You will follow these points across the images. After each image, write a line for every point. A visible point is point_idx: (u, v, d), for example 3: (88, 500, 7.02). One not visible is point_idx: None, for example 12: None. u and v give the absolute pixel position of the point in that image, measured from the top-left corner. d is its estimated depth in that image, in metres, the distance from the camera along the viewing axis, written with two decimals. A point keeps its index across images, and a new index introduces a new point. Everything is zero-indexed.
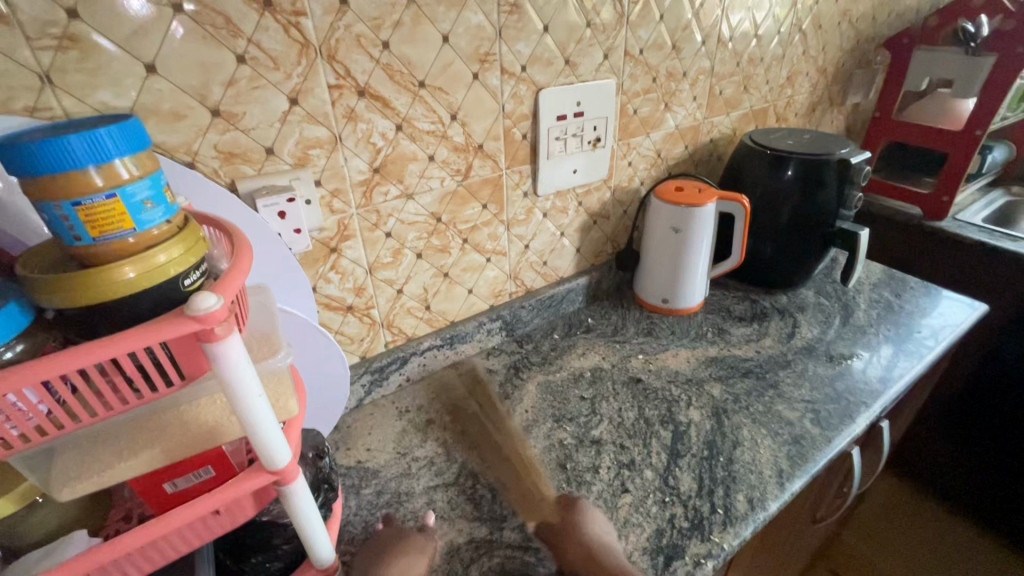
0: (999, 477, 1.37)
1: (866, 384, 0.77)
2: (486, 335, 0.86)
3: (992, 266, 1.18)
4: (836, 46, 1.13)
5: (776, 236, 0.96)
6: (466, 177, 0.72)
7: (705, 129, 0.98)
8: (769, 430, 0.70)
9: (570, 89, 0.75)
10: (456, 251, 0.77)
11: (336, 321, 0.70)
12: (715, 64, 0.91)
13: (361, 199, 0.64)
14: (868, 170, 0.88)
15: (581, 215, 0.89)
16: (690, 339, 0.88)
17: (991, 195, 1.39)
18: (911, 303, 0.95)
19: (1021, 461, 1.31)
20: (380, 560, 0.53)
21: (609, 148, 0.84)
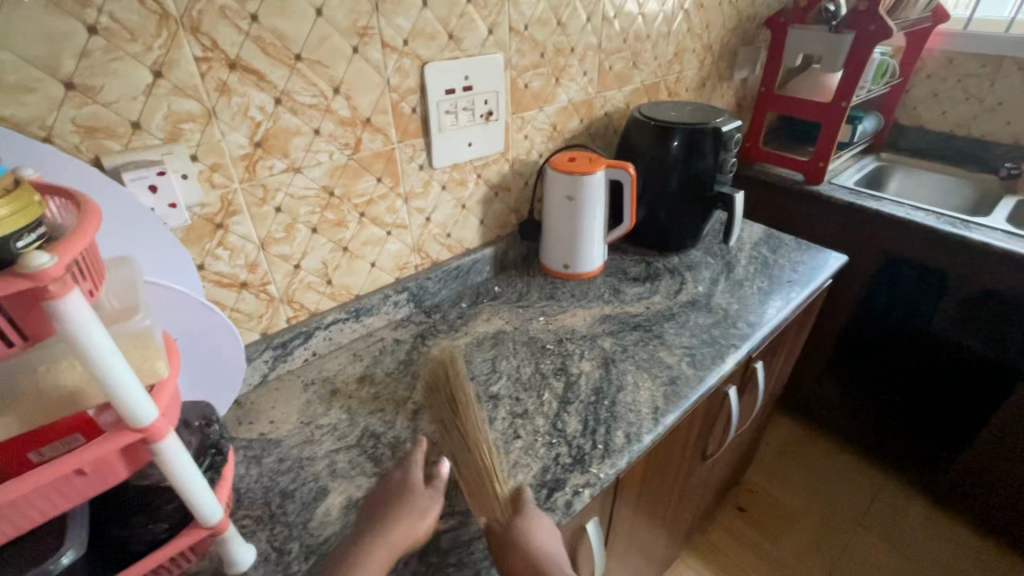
0: (875, 411, 1.55)
1: (738, 329, 0.87)
2: (393, 306, 0.88)
3: (859, 224, 1.35)
4: (720, 25, 1.22)
5: (666, 202, 1.04)
6: (356, 151, 0.73)
7: (599, 104, 1.04)
8: (650, 374, 0.77)
9: (456, 63, 0.77)
10: (354, 225, 0.78)
11: (230, 298, 0.70)
12: (602, 40, 0.97)
13: (244, 173, 0.64)
14: (739, 137, 0.97)
15: (482, 187, 0.93)
16: (588, 299, 0.95)
17: (864, 161, 1.56)
18: (784, 257, 1.06)
19: (894, 395, 1.50)
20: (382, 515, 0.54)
21: (502, 122, 0.88)
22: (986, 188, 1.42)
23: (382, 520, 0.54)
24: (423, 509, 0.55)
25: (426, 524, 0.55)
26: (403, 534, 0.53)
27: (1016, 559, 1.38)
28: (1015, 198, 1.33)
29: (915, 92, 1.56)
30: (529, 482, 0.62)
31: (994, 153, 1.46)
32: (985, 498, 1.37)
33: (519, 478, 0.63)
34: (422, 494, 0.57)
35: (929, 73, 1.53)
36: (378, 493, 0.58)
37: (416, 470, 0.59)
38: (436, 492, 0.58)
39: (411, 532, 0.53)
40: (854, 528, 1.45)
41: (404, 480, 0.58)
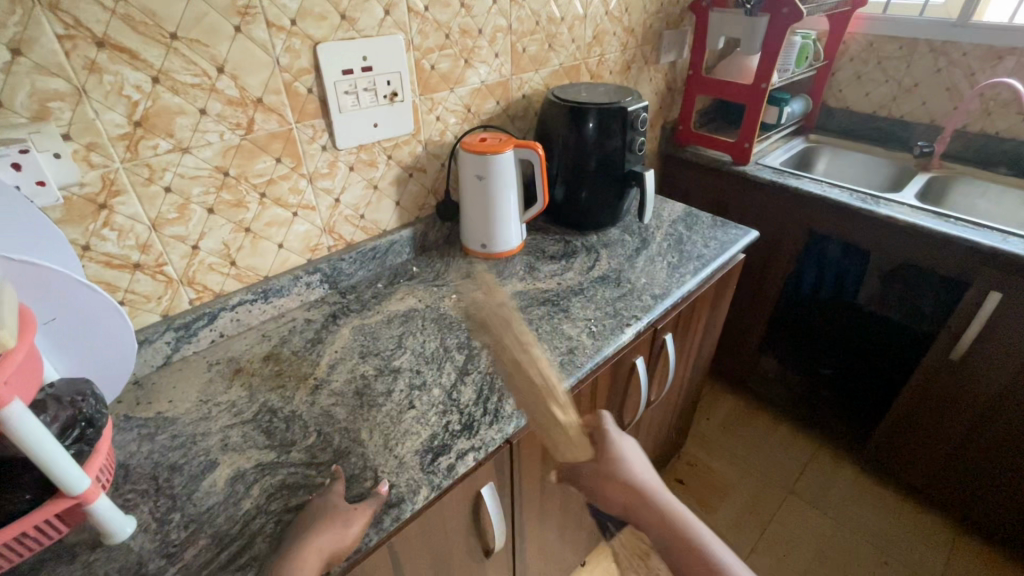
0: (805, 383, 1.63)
1: (643, 301, 0.90)
2: (306, 288, 0.89)
3: (783, 202, 1.39)
4: (640, 8, 1.24)
5: (583, 182, 1.06)
6: (249, 132, 0.74)
7: (515, 86, 1.06)
8: (550, 344, 0.80)
9: (352, 44, 0.78)
10: (255, 206, 0.79)
11: (123, 280, 0.70)
12: (511, 23, 0.98)
13: (125, 153, 0.65)
14: (646, 117, 0.99)
15: (394, 169, 0.94)
16: (504, 277, 0.97)
17: (792, 142, 1.61)
18: (698, 233, 1.10)
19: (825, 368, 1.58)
20: (304, 531, 0.53)
21: (409, 103, 0.89)
22: (903, 166, 1.48)
23: (303, 535, 0.52)
24: (350, 519, 0.54)
25: (350, 535, 0.54)
26: (331, 540, 0.52)
27: (935, 515, 1.45)
28: (927, 175, 1.39)
29: (840, 75, 1.62)
30: (416, 449, 0.64)
31: (912, 132, 1.52)
32: (904, 460, 1.43)
33: (406, 445, 0.65)
34: (344, 506, 0.55)
35: (852, 56, 1.58)
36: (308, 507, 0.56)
37: (341, 489, 0.57)
38: (361, 506, 0.56)
39: (339, 543, 0.52)
40: (787, 496, 1.51)
41: (330, 498, 0.56)
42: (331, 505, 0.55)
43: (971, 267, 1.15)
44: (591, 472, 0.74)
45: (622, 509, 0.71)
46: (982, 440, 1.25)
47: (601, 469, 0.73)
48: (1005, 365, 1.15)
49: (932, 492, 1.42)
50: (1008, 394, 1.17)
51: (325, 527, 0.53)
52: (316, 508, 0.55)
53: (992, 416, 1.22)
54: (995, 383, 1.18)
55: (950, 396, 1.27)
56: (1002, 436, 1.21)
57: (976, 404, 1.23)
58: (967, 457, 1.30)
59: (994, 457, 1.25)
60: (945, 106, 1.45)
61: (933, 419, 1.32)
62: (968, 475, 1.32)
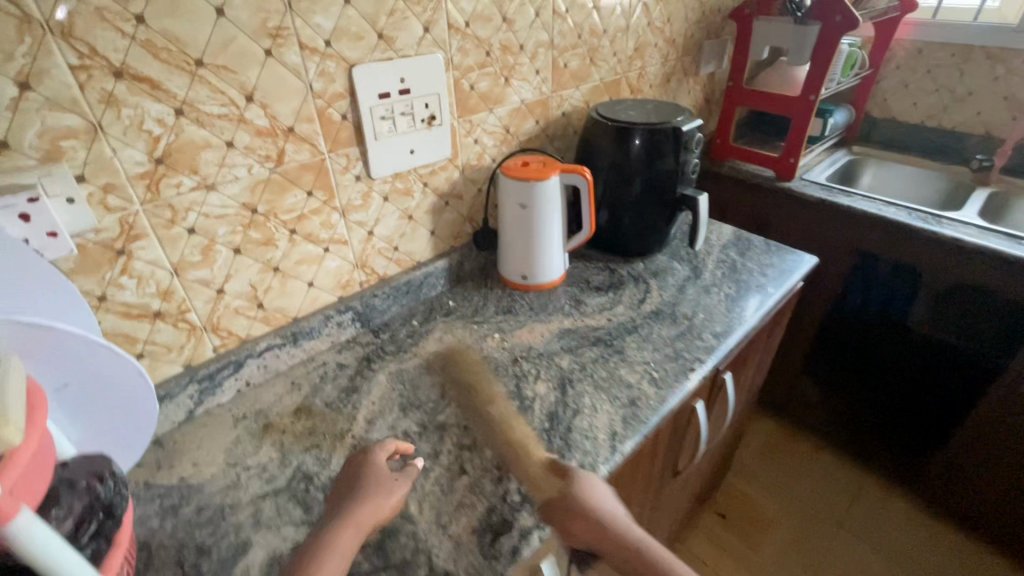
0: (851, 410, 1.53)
1: (703, 342, 0.82)
2: (336, 328, 0.82)
3: (832, 221, 1.31)
4: (682, 18, 1.17)
5: (628, 207, 0.99)
6: (279, 164, 0.67)
7: (555, 103, 0.99)
8: (609, 395, 0.72)
9: (389, 65, 0.71)
10: (284, 243, 0.72)
11: (143, 331, 0.64)
12: (554, 37, 0.91)
13: (145, 194, 0.58)
14: (701, 137, 0.92)
15: (429, 197, 0.87)
16: (547, 312, 0.89)
17: (836, 155, 1.53)
18: (752, 260, 1.02)
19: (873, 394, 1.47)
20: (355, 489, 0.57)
21: (447, 126, 0.82)
22: (958, 180, 1.39)
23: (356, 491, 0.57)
24: (389, 492, 0.57)
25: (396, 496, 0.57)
26: (370, 514, 0.55)
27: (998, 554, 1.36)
28: (987, 191, 1.31)
29: (885, 84, 1.53)
30: (472, 527, 0.57)
31: (965, 144, 1.43)
32: (964, 494, 1.34)
33: (461, 522, 0.57)
34: (391, 480, 0.58)
35: (898, 63, 1.50)
36: (360, 460, 0.60)
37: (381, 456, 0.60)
38: (403, 476, 0.60)
39: (387, 503, 0.56)
40: (836, 530, 1.42)
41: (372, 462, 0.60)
42: (376, 472, 0.59)
43: None
44: (554, 520, 0.57)
45: (588, 544, 0.58)
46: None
47: (573, 515, 0.57)
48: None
49: (995, 530, 1.32)
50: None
51: (368, 500, 0.56)
52: (363, 467, 0.59)
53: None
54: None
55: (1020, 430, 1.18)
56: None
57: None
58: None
59: None
60: (1002, 116, 1.36)
61: (1000, 453, 1.23)
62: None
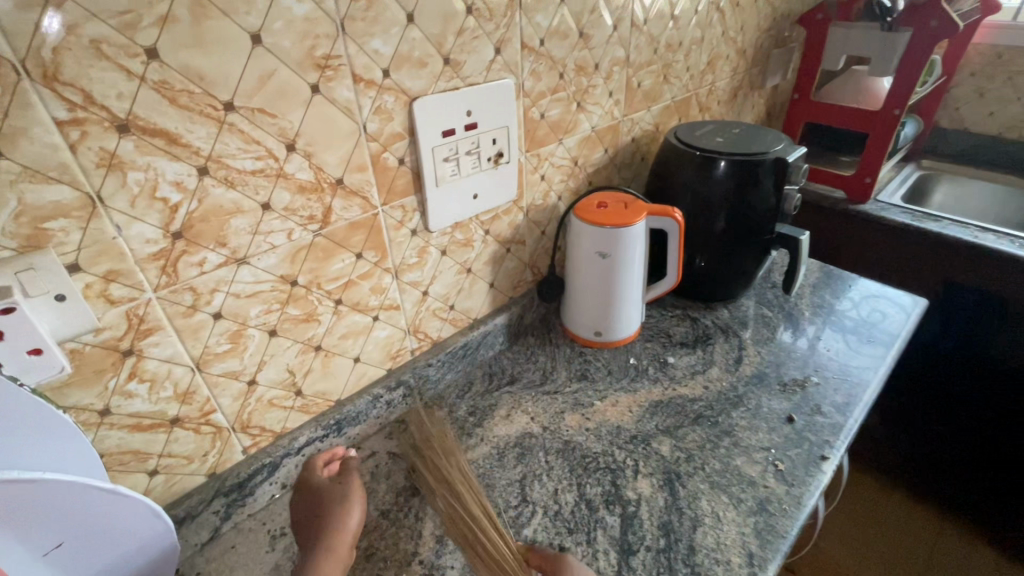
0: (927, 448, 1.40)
1: (825, 416, 0.69)
2: (386, 408, 0.68)
3: (917, 248, 1.17)
4: (754, 25, 1.03)
5: (712, 247, 0.85)
6: (325, 225, 0.53)
7: (625, 128, 0.85)
8: (731, 497, 0.59)
9: (455, 96, 0.58)
10: (328, 317, 0.58)
11: (158, 443, 0.50)
12: (630, 53, 0.77)
13: (159, 277, 0.44)
14: (805, 167, 0.78)
15: (490, 245, 0.73)
16: (630, 378, 0.76)
17: (905, 171, 1.40)
18: (853, 305, 0.88)
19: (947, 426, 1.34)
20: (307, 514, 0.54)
21: (515, 164, 0.69)
22: None
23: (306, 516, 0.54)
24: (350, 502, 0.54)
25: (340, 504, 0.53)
26: (325, 533, 0.51)
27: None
28: None
29: (957, 91, 1.40)
30: None
31: None
32: None
33: None
34: (337, 487, 0.55)
35: (973, 70, 1.37)
36: (299, 492, 0.57)
37: (320, 472, 0.58)
38: (349, 477, 0.57)
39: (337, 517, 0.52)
40: None
41: (313, 481, 0.57)
42: (318, 487, 0.56)
43: None
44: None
45: None
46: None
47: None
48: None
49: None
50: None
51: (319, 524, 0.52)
52: (306, 493, 0.56)
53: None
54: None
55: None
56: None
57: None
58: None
59: None
60: None
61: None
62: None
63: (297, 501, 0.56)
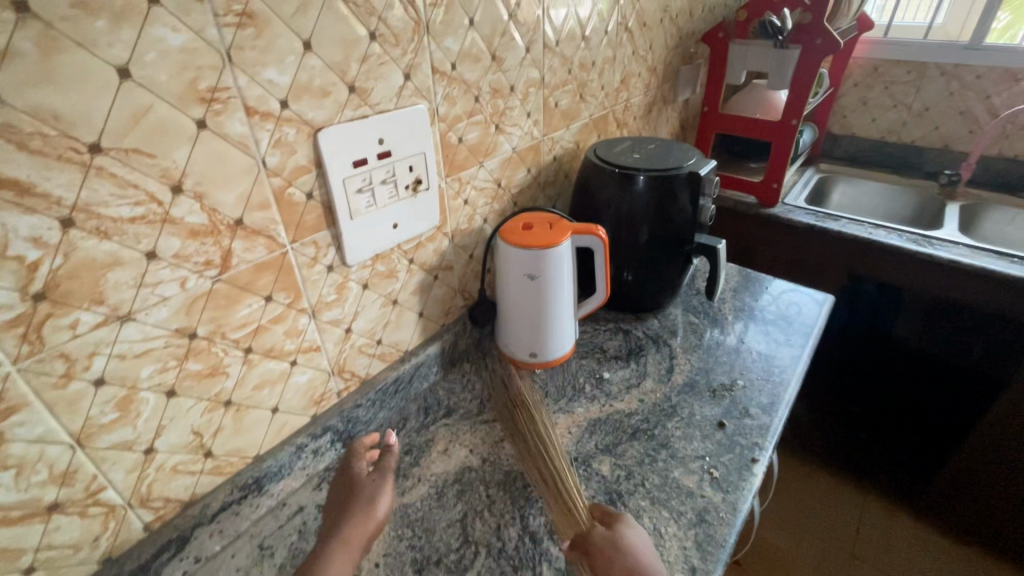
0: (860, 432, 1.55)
1: (753, 419, 0.71)
2: (313, 457, 0.64)
3: (822, 246, 1.27)
4: (661, 44, 1.08)
5: (638, 260, 0.87)
6: (226, 270, 0.49)
7: (546, 148, 0.86)
8: (671, 511, 0.59)
9: (364, 124, 0.55)
10: (236, 368, 0.53)
11: (32, 536, 0.43)
12: (544, 74, 0.78)
13: (19, 347, 0.38)
14: (717, 179, 0.82)
15: (416, 274, 0.70)
16: (568, 398, 0.75)
17: (807, 175, 1.51)
18: (771, 305, 0.93)
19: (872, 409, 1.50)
20: (343, 503, 0.57)
21: (435, 190, 0.67)
22: (927, 195, 1.41)
23: (344, 505, 0.57)
24: (375, 493, 0.58)
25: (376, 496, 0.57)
26: (361, 525, 0.54)
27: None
28: (957, 206, 1.33)
29: (844, 101, 1.54)
30: None
31: (926, 159, 1.46)
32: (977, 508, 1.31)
33: None
34: (370, 479, 0.59)
35: (856, 81, 1.50)
36: (339, 475, 0.61)
37: (360, 462, 0.62)
38: (384, 471, 0.61)
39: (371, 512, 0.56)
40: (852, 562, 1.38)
41: (353, 471, 0.61)
42: (354, 475, 0.60)
43: None
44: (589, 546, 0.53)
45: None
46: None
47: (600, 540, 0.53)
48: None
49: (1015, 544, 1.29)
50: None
51: (353, 516, 0.55)
52: (344, 478, 0.60)
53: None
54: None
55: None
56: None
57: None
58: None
59: None
60: (959, 130, 1.40)
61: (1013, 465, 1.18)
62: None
63: (341, 482, 0.60)
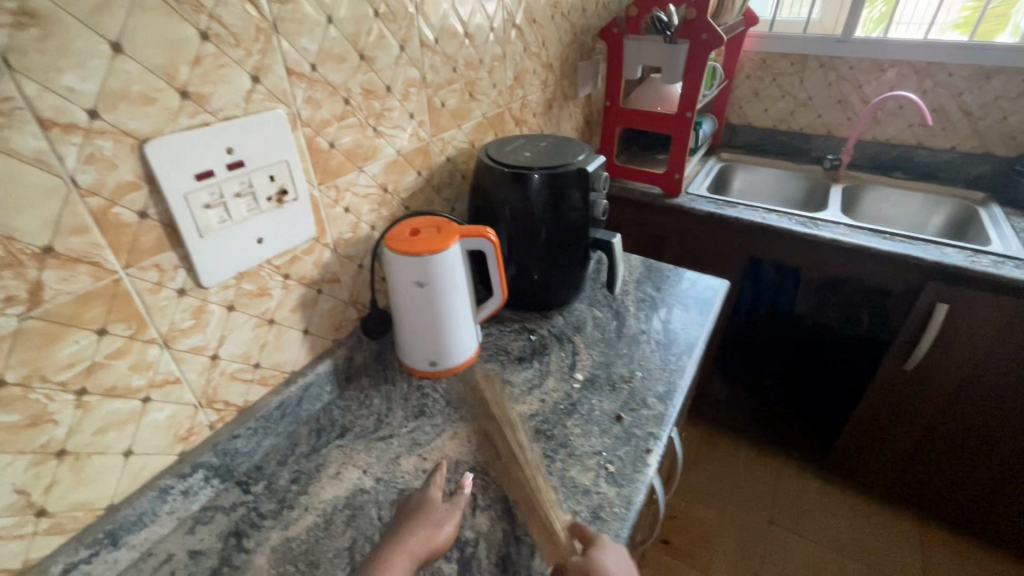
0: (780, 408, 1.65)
1: (650, 409, 0.72)
2: (184, 498, 0.58)
3: (723, 231, 1.33)
4: (556, 40, 1.08)
5: (538, 259, 0.86)
6: (38, 305, 0.43)
7: (436, 149, 0.83)
8: (567, 510, 0.59)
9: (206, 132, 0.50)
10: (69, 413, 0.47)
11: None
12: (425, 73, 0.75)
13: None
14: (606, 175, 0.82)
15: (295, 290, 0.66)
16: (469, 405, 0.73)
17: (709, 164, 1.58)
18: (670, 295, 0.96)
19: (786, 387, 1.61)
20: (408, 523, 0.55)
21: (306, 200, 0.63)
22: (815, 179, 1.51)
23: (408, 526, 0.55)
24: (442, 521, 0.56)
25: (439, 529, 0.55)
26: (424, 542, 0.53)
27: (925, 522, 1.44)
28: (840, 187, 1.44)
29: (738, 92, 1.62)
30: None
31: (813, 145, 1.56)
32: (872, 464, 1.42)
33: None
34: (443, 508, 0.58)
35: (748, 73, 1.58)
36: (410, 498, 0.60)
37: (436, 487, 0.60)
38: (455, 505, 0.59)
39: (434, 540, 0.54)
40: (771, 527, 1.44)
41: (427, 494, 0.59)
42: (431, 500, 0.58)
43: (913, 283, 1.16)
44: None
45: None
46: (947, 431, 1.25)
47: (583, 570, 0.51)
48: (976, 352, 1.12)
49: (910, 494, 1.40)
50: (968, 386, 1.16)
51: (420, 530, 0.54)
52: (419, 500, 0.59)
53: (960, 407, 1.20)
54: (963, 370, 1.16)
55: (912, 396, 1.25)
56: (967, 423, 1.21)
57: (941, 398, 1.21)
58: (941, 451, 1.29)
59: (950, 465, 1.29)
60: (839, 118, 1.51)
61: (900, 420, 1.30)
62: (940, 467, 1.31)
63: (413, 502, 0.59)
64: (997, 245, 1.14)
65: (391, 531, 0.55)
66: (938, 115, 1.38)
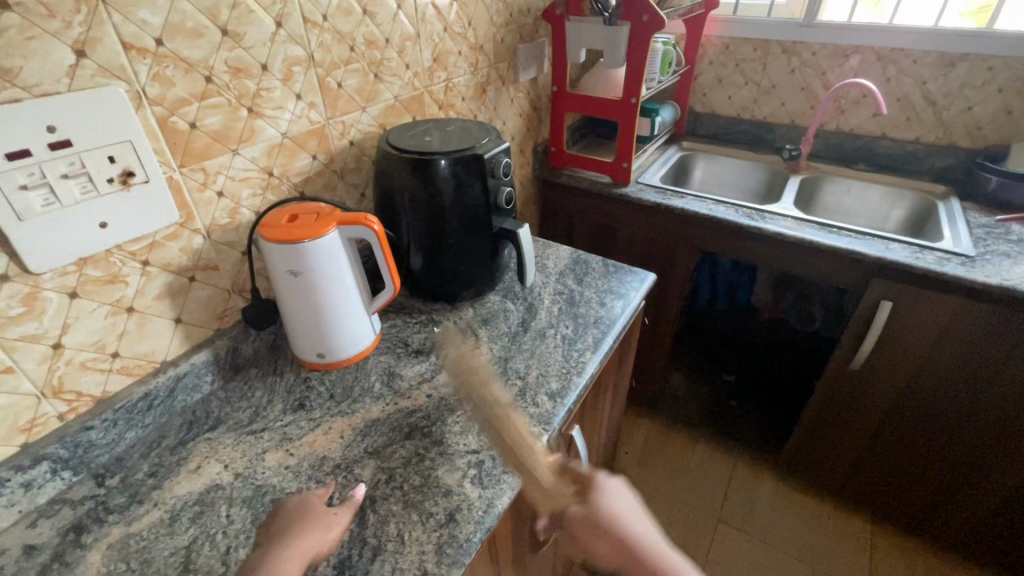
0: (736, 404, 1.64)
1: (539, 408, 0.69)
2: (24, 490, 0.56)
3: (671, 222, 1.29)
4: (486, 20, 1.03)
5: (444, 249, 0.83)
6: None
7: (336, 132, 0.80)
8: (421, 513, 0.56)
9: (20, 109, 0.47)
10: None
11: None
12: (312, 51, 0.72)
13: None
14: (507, 161, 0.79)
15: (158, 277, 0.63)
16: (352, 399, 0.71)
17: (668, 152, 1.53)
18: (590, 288, 0.93)
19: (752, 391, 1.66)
20: (287, 529, 0.53)
21: (162, 183, 0.60)
22: (775, 170, 1.46)
23: (288, 533, 0.53)
24: (326, 522, 0.54)
25: (322, 527, 0.54)
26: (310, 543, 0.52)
27: (877, 523, 1.41)
28: (798, 179, 1.39)
29: (702, 79, 1.56)
30: None
31: (776, 134, 1.51)
32: (823, 462, 1.39)
33: None
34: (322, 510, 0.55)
35: (711, 59, 1.52)
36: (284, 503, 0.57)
37: (318, 493, 0.58)
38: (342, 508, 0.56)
39: (318, 539, 0.52)
40: (717, 525, 1.41)
41: (303, 500, 0.57)
42: (305, 507, 0.56)
43: (861, 279, 1.11)
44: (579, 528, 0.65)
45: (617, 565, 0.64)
46: (894, 431, 1.21)
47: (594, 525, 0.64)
48: (921, 350, 1.08)
49: (859, 493, 1.37)
50: (914, 386, 1.13)
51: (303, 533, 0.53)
52: (298, 505, 0.56)
53: (906, 407, 1.16)
54: (907, 369, 1.12)
55: (859, 396, 1.21)
56: (913, 424, 1.18)
57: (887, 398, 1.18)
58: (890, 452, 1.25)
59: (899, 466, 1.26)
60: (802, 107, 1.45)
61: (849, 419, 1.26)
62: (890, 468, 1.27)
63: (294, 505, 0.56)
64: (948, 241, 1.09)
65: (272, 532, 0.54)
66: (902, 104, 1.32)
